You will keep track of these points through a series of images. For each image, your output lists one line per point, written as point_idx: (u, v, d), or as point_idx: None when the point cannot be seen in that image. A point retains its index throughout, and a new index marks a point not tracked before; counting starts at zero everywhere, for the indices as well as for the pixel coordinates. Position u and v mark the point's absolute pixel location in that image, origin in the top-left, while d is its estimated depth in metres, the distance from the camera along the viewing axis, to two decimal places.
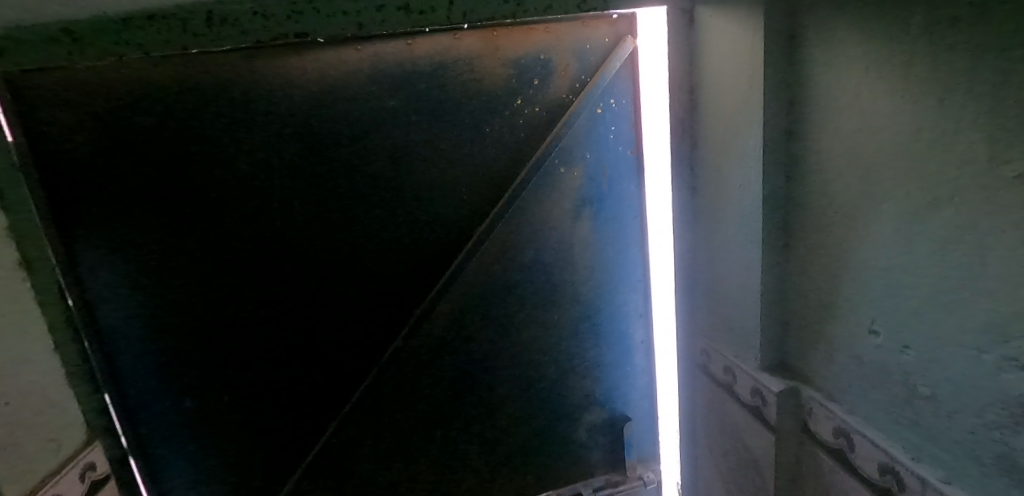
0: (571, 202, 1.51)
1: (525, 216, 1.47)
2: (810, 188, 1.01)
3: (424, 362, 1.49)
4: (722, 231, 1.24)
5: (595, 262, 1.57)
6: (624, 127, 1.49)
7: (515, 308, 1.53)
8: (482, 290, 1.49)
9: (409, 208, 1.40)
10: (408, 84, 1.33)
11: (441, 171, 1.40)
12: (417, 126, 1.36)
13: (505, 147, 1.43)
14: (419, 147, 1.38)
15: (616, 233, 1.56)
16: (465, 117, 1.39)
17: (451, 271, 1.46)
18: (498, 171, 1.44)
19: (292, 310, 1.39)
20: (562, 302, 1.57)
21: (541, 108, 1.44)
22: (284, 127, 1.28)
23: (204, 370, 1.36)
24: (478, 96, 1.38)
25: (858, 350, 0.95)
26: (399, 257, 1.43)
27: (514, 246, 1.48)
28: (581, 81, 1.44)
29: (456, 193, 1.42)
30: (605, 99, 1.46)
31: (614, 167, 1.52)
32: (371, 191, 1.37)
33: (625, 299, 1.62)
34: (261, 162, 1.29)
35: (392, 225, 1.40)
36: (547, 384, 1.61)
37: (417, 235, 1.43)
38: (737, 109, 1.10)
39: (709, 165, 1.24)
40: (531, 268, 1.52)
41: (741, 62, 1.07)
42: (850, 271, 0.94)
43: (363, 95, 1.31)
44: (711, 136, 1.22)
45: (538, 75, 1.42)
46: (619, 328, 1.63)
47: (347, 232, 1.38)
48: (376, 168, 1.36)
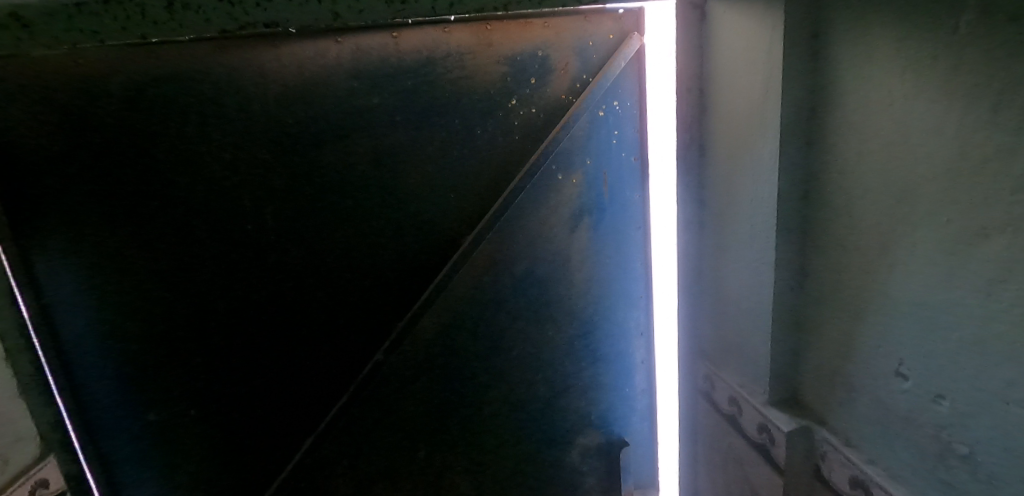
0: (569, 211, 1.40)
1: (518, 225, 1.37)
2: (830, 206, 0.89)
3: (407, 379, 1.39)
4: (730, 249, 1.13)
5: (593, 275, 1.46)
6: (628, 131, 1.38)
7: (505, 323, 1.42)
8: (470, 303, 1.38)
9: (392, 214, 1.31)
10: (393, 81, 1.24)
11: (427, 175, 1.31)
12: (402, 126, 1.27)
13: (498, 150, 1.33)
14: (404, 149, 1.28)
15: (617, 245, 1.45)
16: (454, 117, 1.29)
17: (437, 283, 1.35)
18: (490, 176, 1.34)
19: (265, 319, 1.30)
20: (557, 318, 1.46)
21: (538, 109, 1.33)
22: (257, 124, 1.19)
23: (170, 383, 1.27)
24: (468, 95, 1.29)
25: (880, 392, 0.84)
26: (381, 266, 1.33)
27: (506, 257, 1.38)
28: (582, 80, 1.33)
29: (443, 198, 1.33)
30: (608, 100, 1.35)
31: (616, 174, 1.40)
32: (351, 195, 1.28)
33: (626, 316, 1.51)
34: (234, 161, 1.20)
35: (374, 232, 1.31)
36: (539, 404, 1.51)
37: (401, 243, 1.33)
38: (751, 115, 0.99)
39: (718, 176, 1.13)
40: (524, 281, 1.41)
41: (757, 64, 0.96)
42: (876, 305, 0.82)
43: (344, 92, 1.22)
44: (722, 145, 1.10)
45: (535, 74, 1.31)
46: (618, 346, 1.53)
47: (326, 238, 1.29)
48: (357, 170, 1.27)
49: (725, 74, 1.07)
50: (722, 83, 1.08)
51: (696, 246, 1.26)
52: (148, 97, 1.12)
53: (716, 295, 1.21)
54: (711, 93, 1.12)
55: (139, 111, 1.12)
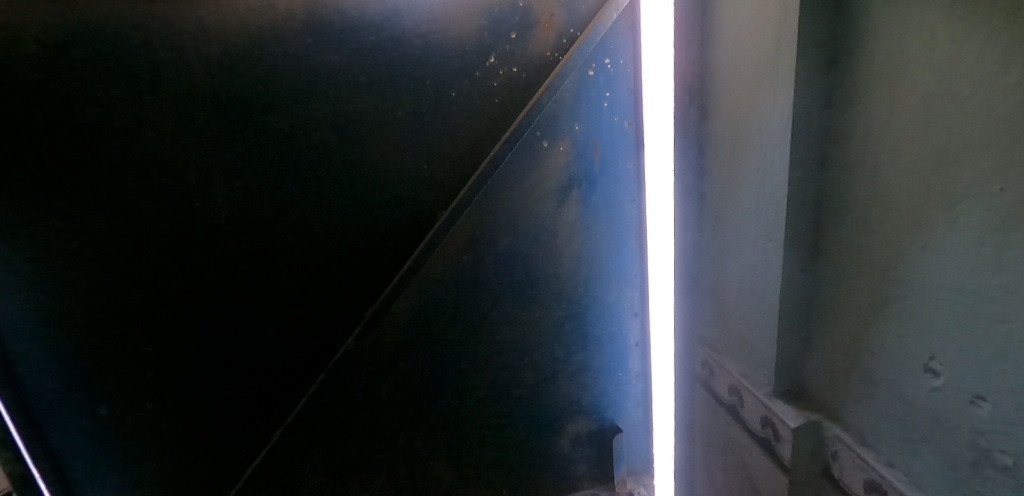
0: (556, 182, 1.27)
1: (500, 198, 1.24)
2: (851, 175, 0.76)
3: (382, 367, 1.28)
4: (730, 223, 1.01)
5: (583, 253, 1.34)
6: (621, 93, 1.24)
7: (488, 306, 1.31)
8: (448, 284, 1.27)
9: (358, 187, 1.19)
10: (354, 37, 1.10)
11: (396, 143, 1.18)
12: (367, 88, 1.14)
13: (475, 115, 1.20)
14: (370, 114, 1.15)
15: (608, 221, 1.33)
16: (425, 78, 1.16)
17: (411, 263, 1.23)
18: (467, 144, 1.21)
19: (222, 305, 1.19)
20: (543, 299, 1.35)
21: (519, 69, 1.19)
22: (199, 87, 1.06)
23: (118, 375, 1.16)
24: (440, 53, 1.15)
25: (904, 388, 0.73)
26: (348, 245, 1.21)
27: (487, 233, 1.26)
28: (570, 35, 1.19)
29: (417, 169, 1.20)
30: (598, 58, 1.20)
31: (608, 141, 1.27)
32: (312, 167, 1.15)
33: (617, 297, 1.40)
34: (173, 130, 1.07)
35: (340, 207, 1.19)
36: (526, 390, 1.41)
37: (370, 220, 1.21)
38: (760, 69, 0.86)
39: (720, 140, 1.00)
40: (507, 260, 1.29)
41: (769, 7, 0.82)
42: (904, 289, 0.71)
43: (299, 50, 1.08)
44: (725, 105, 0.97)
45: (515, 28, 1.16)
46: (608, 330, 1.42)
47: (285, 215, 1.17)
48: (317, 139, 1.14)
49: (731, 24, 0.93)
50: (726, 32, 0.95)
51: (696, 217, 1.15)
52: (72, 55, 0.99)
53: (717, 272, 1.09)
54: (714, 45, 0.99)
55: (62, 73, 0.99)
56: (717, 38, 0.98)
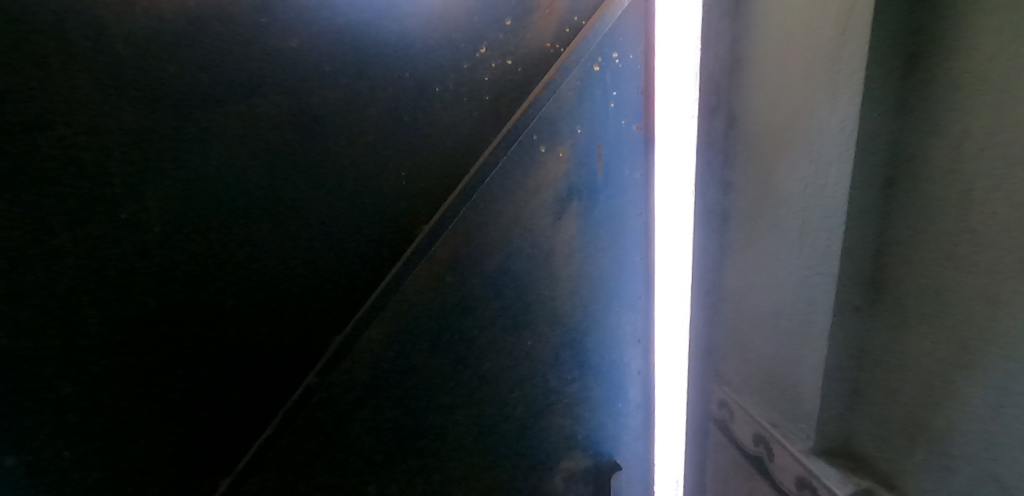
0: (554, 193, 1.10)
1: (491, 210, 1.07)
2: (932, 203, 0.62)
3: (350, 406, 1.10)
4: (761, 247, 0.86)
5: (582, 272, 1.18)
6: (630, 92, 1.07)
7: (474, 333, 1.15)
8: (429, 308, 1.10)
9: (323, 195, 1.02)
10: (318, 19, 0.93)
11: (370, 146, 1.01)
12: (333, 80, 0.97)
13: (463, 115, 1.03)
14: (337, 111, 0.98)
15: (611, 237, 1.17)
16: (403, 69, 0.99)
17: (386, 285, 1.06)
18: (452, 148, 1.05)
19: (158, 334, 0.99)
20: (537, 325, 1.19)
21: (515, 61, 1.02)
22: (127, 73, 0.87)
23: (25, 422, 0.93)
24: (422, 40, 0.98)
25: (1002, 468, 0.59)
26: (312, 263, 1.04)
27: (475, 249, 1.09)
28: (573, 24, 1.03)
29: (393, 176, 1.04)
30: (605, 50, 1.04)
31: (613, 147, 1.10)
32: (268, 172, 0.98)
33: (619, 322, 1.24)
34: (93, 124, 0.87)
35: (302, 219, 1.02)
36: (515, 426, 1.24)
37: (337, 234, 1.04)
38: (811, 68, 0.71)
39: (751, 150, 0.86)
40: (497, 280, 1.13)
41: None
42: (1005, 346, 0.57)
43: (252, 32, 0.91)
44: (763, 109, 0.81)
45: (511, 13, 1.00)
46: (608, 359, 1.26)
47: (236, 228, 0.99)
48: (275, 139, 0.97)
49: (774, 14, 0.78)
50: (765, 22, 0.80)
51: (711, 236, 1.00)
52: None
53: (742, 302, 0.94)
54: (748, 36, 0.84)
55: None
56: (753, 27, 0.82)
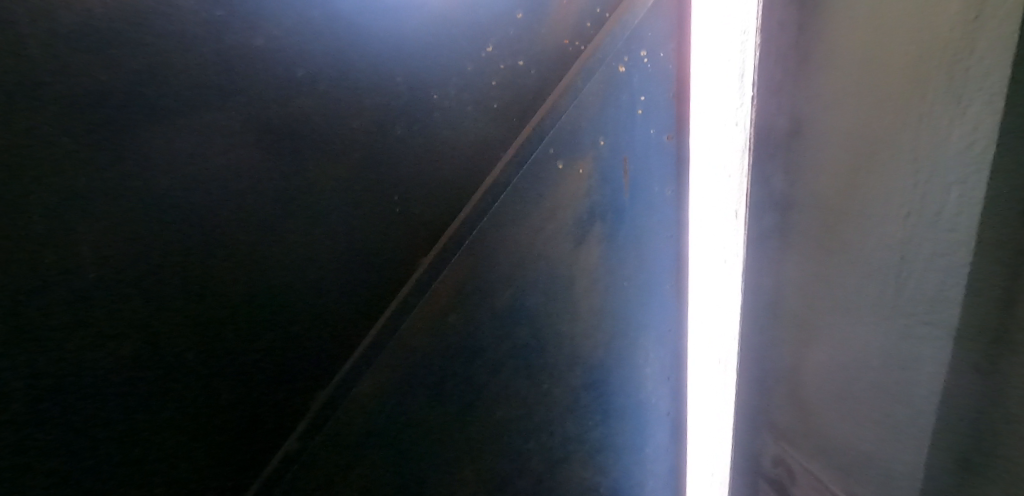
0: (574, 216, 0.95)
1: (502, 237, 0.91)
2: None
3: (338, 472, 0.92)
4: (834, 282, 0.72)
5: (606, 304, 1.02)
6: (660, 97, 0.92)
7: (483, 379, 0.99)
8: (430, 353, 0.93)
9: (302, 226, 0.85)
10: (289, 13, 0.77)
11: (356, 165, 0.85)
12: (310, 87, 0.80)
13: (466, 127, 0.87)
14: (317, 124, 0.82)
15: (639, 263, 1.01)
16: (395, 73, 0.82)
17: (379, 328, 0.90)
18: (454, 165, 0.88)
19: (92, 407, 0.79)
20: (555, 366, 1.03)
21: (528, 62, 0.86)
22: (44, 79, 0.69)
23: None
24: (417, 39, 0.82)
25: None
26: (291, 304, 0.88)
27: (483, 283, 0.93)
28: (596, 16, 0.87)
29: (385, 200, 0.87)
30: (633, 47, 0.88)
31: (641, 160, 0.95)
32: (234, 200, 0.81)
33: (647, 358, 1.08)
34: (2, 145, 0.69)
35: (277, 254, 0.85)
36: (531, 481, 1.08)
37: (319, 270, 0.88)
38: (919, 66, 0.57)
39: (820, 167, 0.71)
40: (509, 317, 0.97)
41: None
42: None
43: (207, 29, 0.74)
44: (838, 116, 0.67)
45: (523, 4, 0.83)
46: (635, 400, 1.10)
47: (197, 267, 0.81)
48: (240, 160, 0.80)
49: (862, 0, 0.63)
50: (846, 11, 0.65)
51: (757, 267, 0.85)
52: None
53: (806, 346, 0.79)
54: (818, 29, 0.70)
55: None
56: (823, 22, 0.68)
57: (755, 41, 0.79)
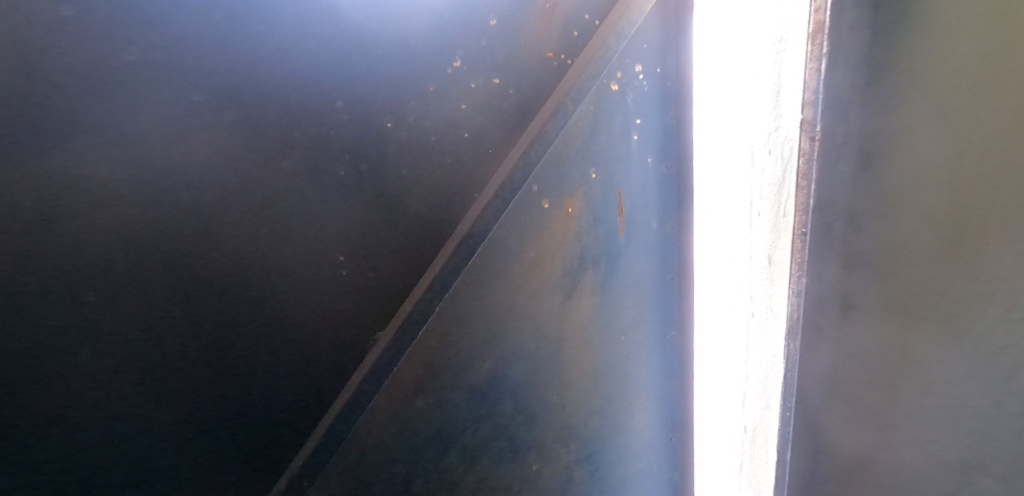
0: (565, 263, 0.78)
1: (477, 298, 0.73)
2: None
3: None
4: (931, 353, 0.57)
5: (603, 363, 0.86)
6: (657, 120, 0.78)
7: (458, 472, 0.79)
8: (393, 451, 0.73)
9: (207, 303, 0.59)
10: (176, 11, 0.52)
11: (283, 220, 0.60)
12: (211, 118, 0.55)
13: (432, 164, 0.67)
14: (222, 168, 0.56)
15: (637, 312, 0.86)
16: (335, 94, 0.60)
17: (331, 427, 0.66)
18: (417, 212, 0.68)
19: None
20: (543, 443, 0.85)
21: (505, 80, 0.69)
22: None
23: None
24: (364, 52, 0.61)
25: None
26: (191, 412, 0.60)
27: (457, 356, 0.74)
28: (583, 24, 0.71)
29: (326, 263, 0.64)
30: (627, 61, 0.73)
31: (638, 193, 0.80)
32: (98, 274, 0.53)
33: (647, 420, 0.92)
34: None
35: (172, 342, 0.58)
36: None
37: (235, 366, 0.61)
38: None
39: (908, 213, 0.56)
40: (488, 393, 0.78)
41: None
42: None
43: (39, 34, 0.48)
44: (932, 159, 0.54)
45: (497, 8, 0.66)
46: (634, 469, 0.94)
47: (35, 362, 0.52)
48: (103, 223, 0.52)
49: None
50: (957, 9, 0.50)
51: (813, 333, 0.64)
52: None
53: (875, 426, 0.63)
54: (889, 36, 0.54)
55: None
56: (904, 41, 0.53)
57: (794, 50, 0.60)
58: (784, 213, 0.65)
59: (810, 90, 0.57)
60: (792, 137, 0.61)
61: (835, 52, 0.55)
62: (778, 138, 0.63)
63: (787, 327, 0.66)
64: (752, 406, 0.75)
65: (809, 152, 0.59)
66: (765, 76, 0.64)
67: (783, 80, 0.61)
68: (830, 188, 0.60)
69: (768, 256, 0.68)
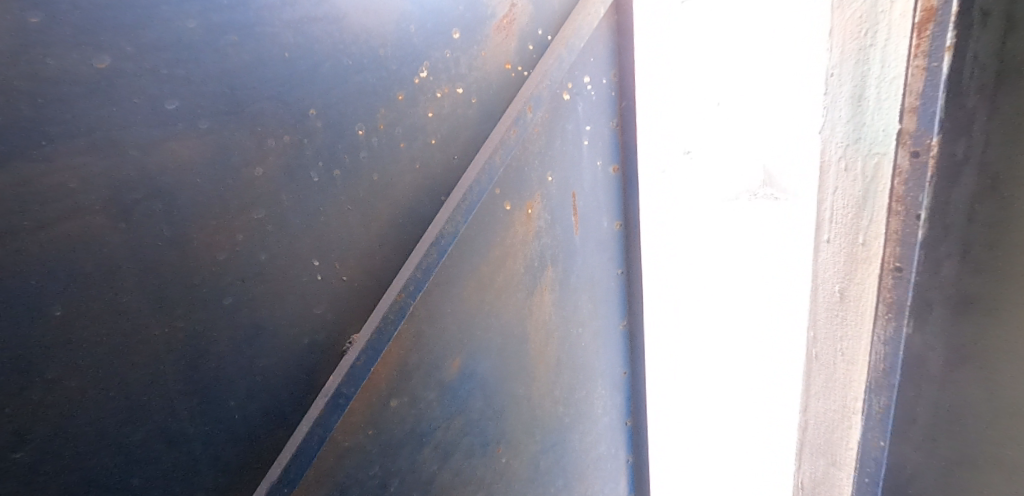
0: (527, 261, 0.83)
1: (447, 298, 0.76)
2: None
3: None
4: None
5: (563, 354, 0.92)
6: (603, 127, 0.85)
7: (433, 468, 0.81)
8: (369, 451, 0.73)
9: (187, 307, 0.58)
10: (149, 19, 0.51)
11: (259, 227, 0.61)
12: (185, 126, 0.55)
13: (402, 170, 0.70)
14: (196, 175, 0.56)
15: (591, 303, 0.92)
16: (309, 102, 0.61)
17: (311, 425, 0.67)
18: (388, 216, 0.70)
19: None
20: (510, 435, 0.89)
21: (469, 90, 0.73)
22: None
23: None
24: (337, 61, 0.62)
25: None
26: (165, 424, 0.59)
27: (430, 355, 0.76)
28: (538, 39, 0.77)
29: (303, 268, 0.65)
30: (578, 73, 0.80)
31: (589, 194, 0.87)
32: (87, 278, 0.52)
33: (604, 405, 1.00)
34: None
35: (158, 348, 0.57)
36: None
37: (212, 376, 0.61)
38: None
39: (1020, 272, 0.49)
40: (460, 389, 0.81)
41: None
42: None
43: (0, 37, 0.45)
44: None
45: (461, 22, 0.70)
46: (595, 453, 1.01)
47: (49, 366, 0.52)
48: (74, 232, 0.51)
49: None
50: None
51: (910, 387, 0.57)
52: None
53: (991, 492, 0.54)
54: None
55: None
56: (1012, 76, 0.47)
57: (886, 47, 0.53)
58: (867, 241, 0.58)
59: (912, 95, 0.50)
60: (883, 149, 0.54)
61: (960, 48, 0.47)
62: (860, 152, 0.57)
63: (869, 378, 0.60)
64: (814, 455, 0.71)
65: (909, 170, 0.52)
66: (843, 80, 0.57)
67: (868, 80, 0.55)
68: (943, 242, 0.52)
69: (840, 291, 0.62)
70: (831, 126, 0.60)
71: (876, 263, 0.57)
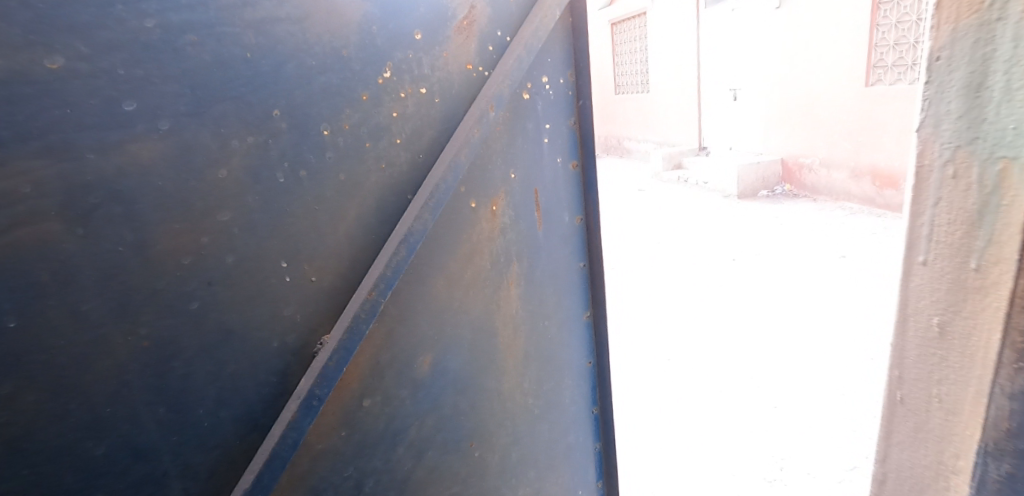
0: (493, 257, 0.85)
1: (417, 296, 0.77)
2: None
3: None
4: None
5: (530, 347, 0.94)
6: (562, 125, 0.89)
7: (408, 465, 0.82)
8: (343, 452, 0.73)
9: (151, 314, 0.56)
10: (103, 18, 0.50)
11: (225, 230, 0.60)
12: (145, 128, 0.54)
13: (369, 170, 0.70)
14: (158, 177, 0.55)
15: (556, 297, 0.95)
16: (274, 102, 0.61)
17: (285, 430, 0.65)
18: (355, 216, 0.70)
19: None
20: (483, 428, 0.90)
21: (433, 90, 0.74)
22: None
23: None
24: (301, 62, 0.62)
25: None
26: (130, 436, 0.57)
27: (401, 353, 0.77)
28: (497, 40, 0.79)
29: (271, 270, 0.64)
30: (535, 74, 0.83)
31: (551, 190, 0.90)
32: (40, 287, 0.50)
33: (572, 396, 1.03)
34: None
35: (121, 358, 0.55)
36: None
37: (179, 384, 0.60)
38: None
39: None
40: (432, 385, 0.82)
41: None
42: None
43: None
44: None
45: (422, 23, 0.72)
46: (565, 442, 1.03)
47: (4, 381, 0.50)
48: (30, 239, 0.49)
49: None
50: None
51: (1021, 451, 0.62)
52: None
53: None
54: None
55: None
56: None
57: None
58: (980, 266, 0.62)
59: None
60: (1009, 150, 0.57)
61: None
62: (979, 156, 0.60)
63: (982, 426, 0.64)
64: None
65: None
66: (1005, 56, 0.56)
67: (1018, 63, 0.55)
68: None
69: (938, 324, 0.68)
70: (947, 116, 0.63)
71: (995, 285, 0.60)
